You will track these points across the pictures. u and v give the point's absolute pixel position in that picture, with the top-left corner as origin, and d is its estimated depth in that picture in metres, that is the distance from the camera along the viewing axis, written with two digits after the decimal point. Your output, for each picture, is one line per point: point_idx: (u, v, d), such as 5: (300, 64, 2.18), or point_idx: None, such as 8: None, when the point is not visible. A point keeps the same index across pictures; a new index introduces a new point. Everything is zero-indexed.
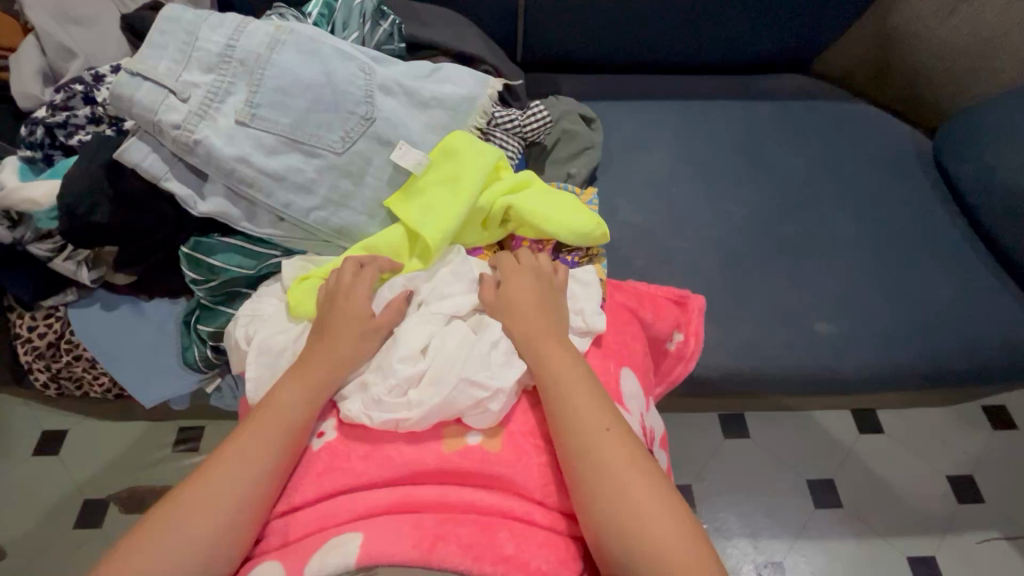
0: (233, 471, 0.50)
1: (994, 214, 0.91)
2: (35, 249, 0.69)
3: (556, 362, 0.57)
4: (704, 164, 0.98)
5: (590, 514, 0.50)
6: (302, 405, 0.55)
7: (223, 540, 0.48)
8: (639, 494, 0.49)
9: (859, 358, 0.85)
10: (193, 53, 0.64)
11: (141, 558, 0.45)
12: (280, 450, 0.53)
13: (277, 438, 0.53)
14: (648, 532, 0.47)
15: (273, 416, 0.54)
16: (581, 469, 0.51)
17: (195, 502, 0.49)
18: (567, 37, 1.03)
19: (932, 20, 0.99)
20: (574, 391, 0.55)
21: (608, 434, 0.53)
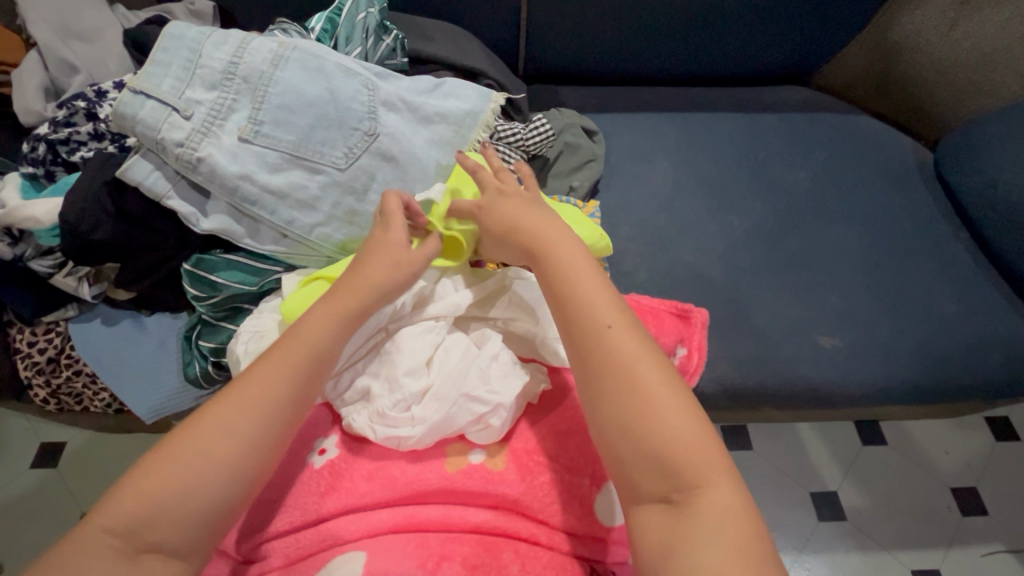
0: (254, 402, 0.48)
1: (997, 227, 0.91)
2: (36, 265, 0.69)
3: (565, 253, 0.53)
4: (706, 176, 0.98)
5: (595, 412, 0.48)
6: (334, 333, 0.52)
7: (246, 464, 0.46)
8: (648, 390, 0.46)
9: (863, 371, 0.85)
10: (196, 71, 0.64)
11: (165, 472, 0.44)
12: (305, 382, 0.50)
13: (305, 365, 0.50)
14: (662, 426, 0.45)
15: (298, 347, 0.50)
16: (591, 367, 0.48)
17: (213, 430, 0.46)
18: (569, 50, 1.03)
19: (933, 34, 1.00)
20: (582, 279, 0.52)
21: (617, 329, 0.49)
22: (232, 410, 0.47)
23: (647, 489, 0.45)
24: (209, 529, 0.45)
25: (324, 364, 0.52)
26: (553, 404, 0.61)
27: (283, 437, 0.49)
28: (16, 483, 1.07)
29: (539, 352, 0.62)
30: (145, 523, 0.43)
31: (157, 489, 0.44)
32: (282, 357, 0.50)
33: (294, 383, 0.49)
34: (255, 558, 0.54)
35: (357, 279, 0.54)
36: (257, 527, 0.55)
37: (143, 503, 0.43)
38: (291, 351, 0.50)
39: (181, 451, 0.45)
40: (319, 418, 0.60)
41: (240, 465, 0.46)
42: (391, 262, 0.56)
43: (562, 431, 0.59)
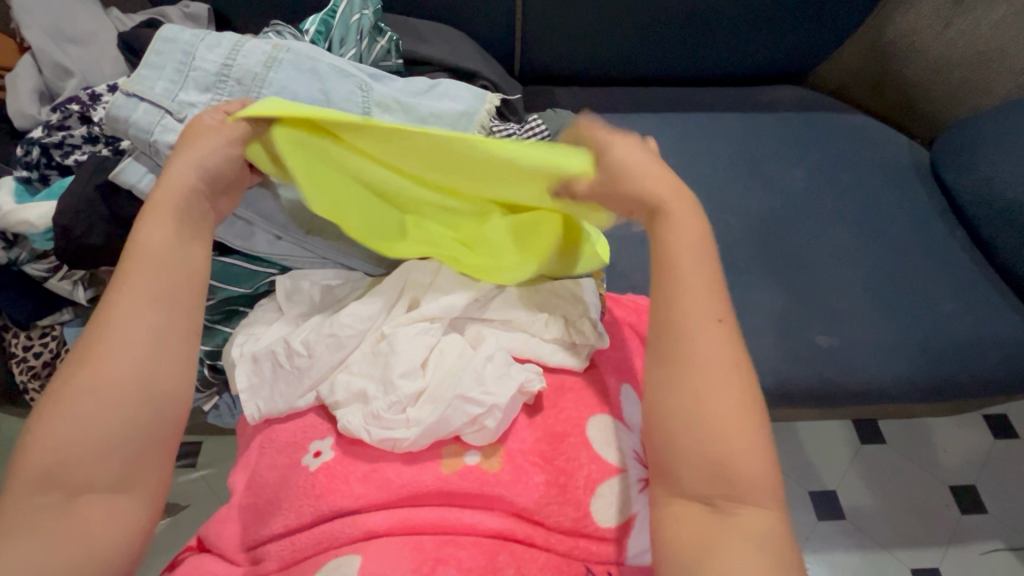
0: (120, 322, 0.46)
1: (994, 225, 0.91)
2: (31, 269, 0.69)
3: (676, 232, 0.51)
4: (702, 176, 0.98)
5: (666, 389, 0.47)
6: (167, 233, 0.50)
7: (132, 373, 0.45)
8: (721, 388, 0.46)
9: (860, 370, 0.85)
10: (190, 74, 0.64)
11: (58, 414, 0.43)
12: (169, 286, 0.49)
13: (155, 270, 0.48)
14: (725, 437, 0.45)
15: (144, 258, 0.48)
16: (671, 342, 0.48)
17: (90, 362, 0.45)
18: (565, 52, 1.03)
19: (928, 33, 1.00)
20: (689, 271, 0.50)
21: (703, 322, 0.48)
22: (99, 341, 0.46)
23: (689, 477, 0.45)
24: (129, 452, 0.44)
25: (186, 267, 0.50)
26: (549, 405, 0.61)
27: (166, 342, 0.47)
28: None
29: (537, 352, 0.62)
30: (61, 466, 0.42)
31: (54, 434, 0.42)
32: (131, 276, 0.48)
33: (157, 292, 0.48)
34: (250, 560, 0.54)
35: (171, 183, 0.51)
36: (254, 529, 0.55)
37: (47, 452, 0.42)
38: (138, 266, 0.48)
39: (61, 397, 0.44)
40: (319, 418, 0.60)
41: (129, 381, 0.45)
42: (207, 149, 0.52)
43: (558, 433, 0.59)
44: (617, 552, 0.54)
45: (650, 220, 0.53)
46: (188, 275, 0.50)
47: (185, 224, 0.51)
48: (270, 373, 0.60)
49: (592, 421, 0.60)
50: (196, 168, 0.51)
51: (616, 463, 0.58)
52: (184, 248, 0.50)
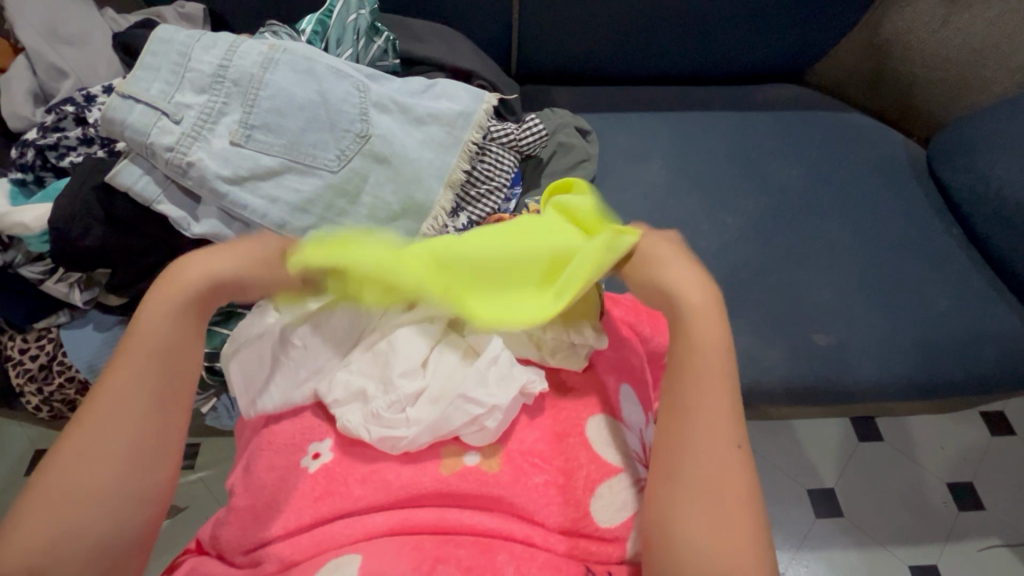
0: (111, 419, 0.45)
1: (990, 223, 0.91)
2: (26, 271, 0.69)
3: (699, 333, 0.51)
4: (700, 175, 0.98)
5: (667, 490, 0.46)
6: (173, 322, 0.49)
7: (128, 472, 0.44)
8: (729, 497, 0.45)
9: (857, 368, 0.85)
10: (186, 75, 0.64)
11: (43, 509, 0.42)
12: (168, 379, 0.48)
13: (156, 360, 0.48)
14: (720, 550, 0.43)
15: (144, 352, 0.48)
16: (682, 440, 0.48)
17: (82, 457, 0.44)
18: (562, 51, 1.03)
19: (923, 31, 1.00)
20: (704, 377, 0.50)
21: (718, 426, 0.48)
22: (90, 437, 0.45)
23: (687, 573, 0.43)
24: (111, 557, 0.43)
25: (184, 362, 0.49)
26: (549, 404, 0.61)
27: (166, 438, 0.47)
28: (12, 490, 1.07)
29: (540, 354, 0.62)
30: (42, 563, 0.41)
31: (33, 533, 0.41)
32: (128, 368, 0.47)
33: (156, 390, 0.47)
34: (246, 564, 0.53)
35: (185, 276, 0.51)
36: (250, 532, 0.54)
37: (23, 550, 0.41)
38: (137, 359, 0.47)
39: (50, 490, 0.42)
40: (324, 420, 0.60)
41: (119, 485, 0.44)
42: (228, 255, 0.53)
43: (557, 432, 0.59)
44: (619, 552, 0.53)
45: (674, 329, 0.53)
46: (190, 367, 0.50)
47: (191, 317, 0.50)
48: (272, 362, 0.61)
49: (591, 421, 0.60)
50: (212, 272, 0.52)
51: (616, 463, 0.58)
52: (188, 337, 0.50)
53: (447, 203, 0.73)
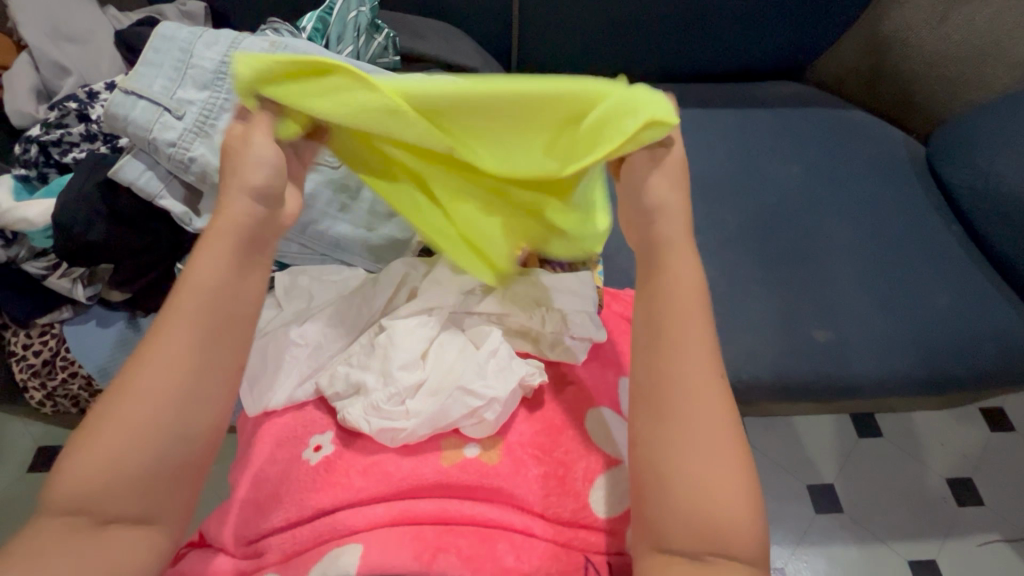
0: (162, 363, 0.42)
1: (990, 219, 0.91)
2: (30, 267, 0.70)
3: (673, 281, 0.47)
4: (700, 171, 0.98)
5: (655, 443, 0.44)
6: (220, 265, 0.45)
7: (177, 417, 0.42)
8: (718, 459, 0.42)
9: (856, 363, 0.85)
10: (188, 71, 0.64)
11: (98, 443, 0.40)
12: (218, 324, 0.44)
13: (203, 304, 0.44)
14: (713, 493, 0.41)
15: (195, 294, 0.44)
16: (668, 397, 0.44)
17: (135, 395, 0.41)
18: (562, 49, 1.04)
19: (923, 28, 1.01)
20: (687, 316, 0.46)
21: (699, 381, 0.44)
22: (142, 378, 0.42)
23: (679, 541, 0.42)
24: (161, 498, 0.41)
25: (238, 307, 0.46)
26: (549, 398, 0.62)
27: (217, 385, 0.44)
28: (15, 486, 1.07)
29: (537, 347, 0.63)
30: (94, 496, 0.40)
31: (85, 468, 0.40)
32: (180, 310, 0.44)
33: (208, 338, 0.44)
34: (251, 553, 0.54)
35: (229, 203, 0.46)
36: (254, 522, 0.55)
37: (78, 482, 0.39)
38: (189, 301, 0.44)
39: (102, 425, 0.41)
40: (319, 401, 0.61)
41: (168, 435, 0.41)
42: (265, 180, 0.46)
43: (555, 425, 0.60)
44: (616, 543, 0.53)
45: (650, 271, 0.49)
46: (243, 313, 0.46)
47: (241, 257, 0.46)
48: (274, 361, 0.61)
49: (592, 412, 0.61)
50: (248, 201, 0.46)
51: (614, 455, 0.58)
52: (237, 280, 0.46)
53: None
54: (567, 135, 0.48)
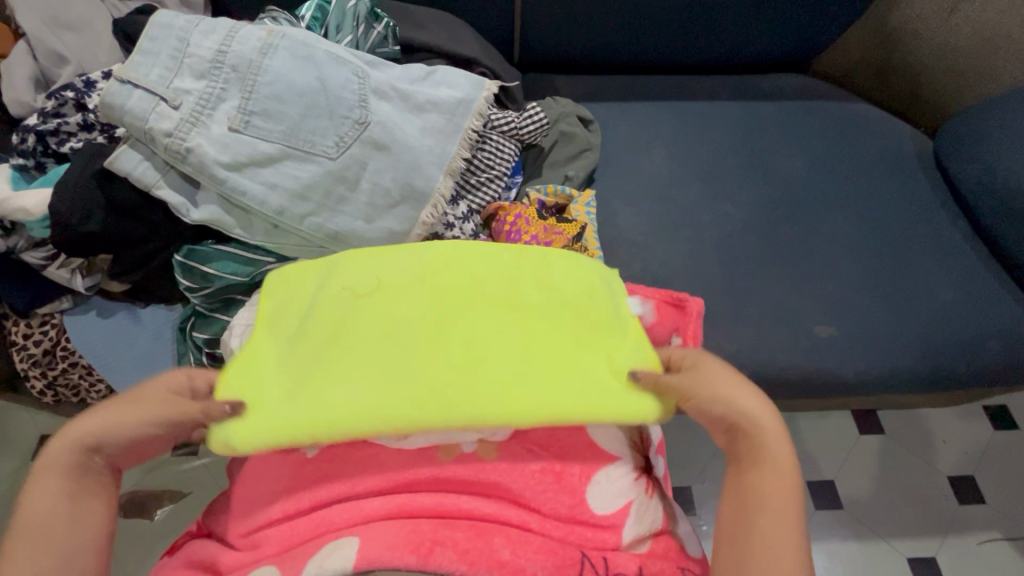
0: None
1: (995, 215, 0.90)
2: (29, 257, 0.69)
3: (763, 427, 0.52)
4: (703, 164, 0.97)
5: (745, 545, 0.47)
6: (55, 505, 0.46)
7: None
8: (787, 541, 0.46)
9: (859, 360, 0.84)
10: (184, 60, 0.64)
11: None
12: (66, 542, 0.45)
13: (59, 530, 0.45)
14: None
15: (27, 537, 0.44)
16: (749, 505, 0.49)
17: None
18: (565, 41, 1.03)
19: (933, 19, 0.99)
20: (762, 451, 0.51)
21: (773, 468, 0.50)
22: None
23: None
24: None
25: (78, 535, 0.46)
26: None
27: None
28: (21, 474, 1.08)
29: None
30: None
31: None
32: (9, 560, 0.43)
33: (65, 515, 0.46)
34: (245, 547, 0.53)
35: (63, 444, 0.49)
36: (251, 514, 0.55)
37: None
38: (19, 547, 0.44)
39: None
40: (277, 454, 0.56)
41: None
42: (119, 403, 0.51)
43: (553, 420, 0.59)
44: (615, 538, 0.53)
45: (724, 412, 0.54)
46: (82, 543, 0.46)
47: (75, 488, 0.47)
48: None
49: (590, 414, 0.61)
50: (99, 424, 0.50)
51: (614, 452, 0.58)
52: (80, 503, 0.47)
53: (447, 190, 0.72)
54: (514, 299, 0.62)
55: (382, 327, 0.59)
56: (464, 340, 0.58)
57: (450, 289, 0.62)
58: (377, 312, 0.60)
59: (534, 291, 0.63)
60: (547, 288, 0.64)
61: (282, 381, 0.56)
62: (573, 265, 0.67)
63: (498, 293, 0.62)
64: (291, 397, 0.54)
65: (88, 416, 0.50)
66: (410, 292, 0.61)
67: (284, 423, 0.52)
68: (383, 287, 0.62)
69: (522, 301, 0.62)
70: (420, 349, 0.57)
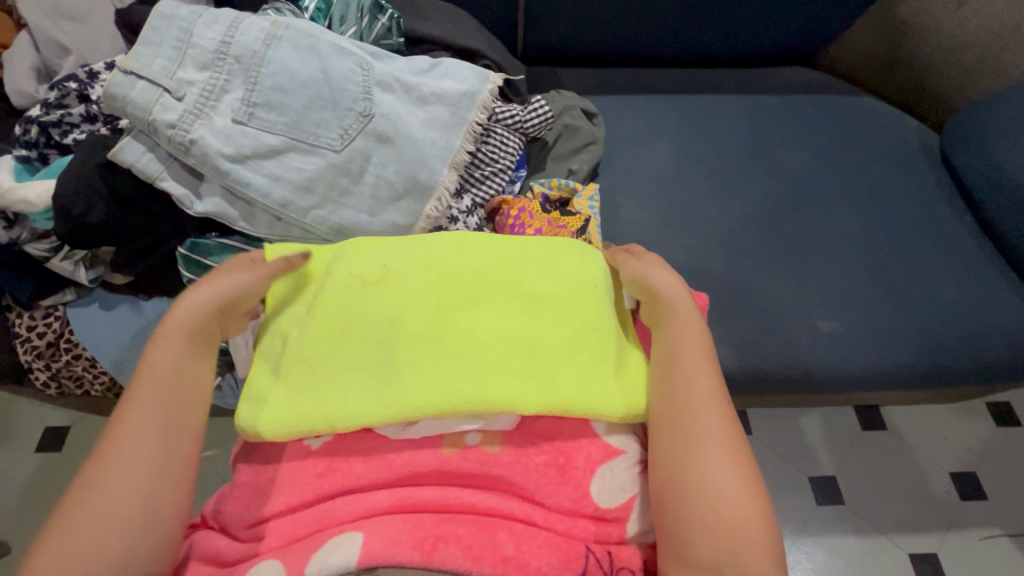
0: (132, 452, 0.46)
1: (1001, 211, 0.90)
2: (32, 249, 0.68)
3: (684, 337, 0.57)
4: (707, 158, 0.97)
5: (681, 451, 0.50)
6: (177, 360, 0.52)
7: (171, 460, 0.48)
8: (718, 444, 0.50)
9: (861, 355, 0.84)
10: (187, 51, 0.63)
11: (97, 495, 0.44)
12: (187, 393, 0.51)
13: (181, 382, 0.51)
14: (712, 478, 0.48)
15: (152, 384, 0.50)
16: (682, 416, 0.52)
17: (122, 457, 0.46)
18: (569, 34, 1.02)
19: (941, 12, 0.98)
20: (693, 367, 0.55)
21: (702, 382, 0.54)
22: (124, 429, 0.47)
23: (706, 553, 0.45)
24: (170, 507, 0.46)
25: (193, 389, 0.52)
26: None
27: (190, 437, 0.50)
28: (24, 466, 1.09)
29: None
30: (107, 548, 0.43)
31: (102, 506, 0.44)
32: (137, 399, 0.49)
33: (185, 369, 0.52)
34: (249, 538, 0.53)
35: (184, 309, 0.55)
36: (254, 506, 0.54)
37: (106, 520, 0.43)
38: (147, 390, 0.50)
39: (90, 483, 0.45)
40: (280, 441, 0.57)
41: (160, 472, 0.47)
42: (229, 279, 0.58)
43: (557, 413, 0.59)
44: (619, 532, 0.54)
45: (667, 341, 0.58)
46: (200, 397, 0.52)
47: (193, 347, 0.54)
48: None
49: None
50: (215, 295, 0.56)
51: (619, 446, 0.58)
52: (192, 362, 0.53)
53: (451, 184, 0.72)
54: (519, 286, 0.62)
55: (383, 312, 0.59)
56: (469, 331, 0.59)
57: (455, 274, 0.62)
58: (382, 297, 0.60)
59: (540, 277, 0.63)
60: (554, 278, 0.63)
61: (293, 374, 0.57)
62: (574, 252, 0.66)
63: (503, 280, 0.62)
64: (301, 393, 0.56)
65: (204, 287, 0.57)
66: (418, 281, 0.61)
67: (298, 419, 0.54)
68: (388, 272, 0.61)
69: (530, 292, 0.62)
70: (422, 338, 0.58)
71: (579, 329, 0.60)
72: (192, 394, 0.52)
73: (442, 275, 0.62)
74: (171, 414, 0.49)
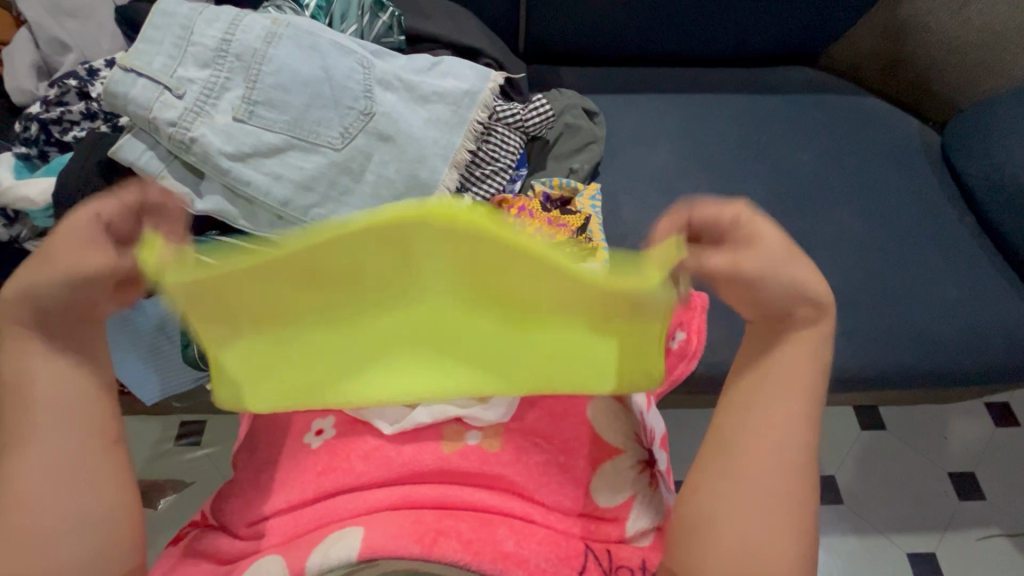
0: (28, 474, 0.42)
1: (1002, 213, 0.90)
2: (33, 247, 0.69)
3: (778, 366, 0.47)
4: (710, 157, 0.97)
5: (733, 491, 0.44)
6: (37, 360, 0.44)
7: (79, 467, 0.43)
8: (781, 498, 0.43)
9: (861, 354, 0.84)
10: (188, 48, 0.63)
11: (6, 526, 0.41)
12: (67, 390, 0.44)
13: (55, 380, 0.44)
14: (760, 532, 0.42)
15: (24, 393, 0.44)
16: (743, 456, 0.45)
17: (22, 480, 0.42)
18: (572, 32, 1.02)
19: (944, 12, 0.98)
20: (777, 402, 0.46)
21: (785, 421, 0.45)
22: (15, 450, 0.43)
23: None
24: (98, 510, 0.43)
25: (73, 380, 0.45)
26: None
27: (88, 437, 0.44)
28: None
29: None
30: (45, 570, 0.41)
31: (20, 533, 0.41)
32: (19, 414, 0.44)
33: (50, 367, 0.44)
34: (250, 536, 0.53)
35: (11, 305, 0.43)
36: (254, 504, 0.55)
37: (29, 545, 0.41)
38: (21, 401, 0.44)
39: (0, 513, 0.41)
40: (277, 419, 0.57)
41: (66, 484, 0.42)
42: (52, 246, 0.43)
43: (558, 412, 0.59)
44: (618, 531, 0.54)
45: (756, 365, 0.48)
46: (86, 388, 0.45)
47: (49, 340, 0.44)
48: None
49: (592, 404, 0.60)
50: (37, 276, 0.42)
51: (617, 445, 0.58)
52: (54, 355, 0.45)
53: (453, 182, 0.72)
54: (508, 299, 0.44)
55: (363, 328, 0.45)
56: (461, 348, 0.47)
57: (424, 283, 0.43)
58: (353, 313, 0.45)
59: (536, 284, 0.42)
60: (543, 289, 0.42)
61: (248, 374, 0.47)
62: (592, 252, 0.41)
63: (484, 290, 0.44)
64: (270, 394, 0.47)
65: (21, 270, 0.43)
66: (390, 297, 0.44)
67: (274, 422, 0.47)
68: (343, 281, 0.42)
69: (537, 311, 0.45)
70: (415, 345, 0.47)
71: (597, 340, 0.47)
72: (72, 388, 0.45)
73: (421, 287, 0.44)
74: (57, 420, 0.44)
